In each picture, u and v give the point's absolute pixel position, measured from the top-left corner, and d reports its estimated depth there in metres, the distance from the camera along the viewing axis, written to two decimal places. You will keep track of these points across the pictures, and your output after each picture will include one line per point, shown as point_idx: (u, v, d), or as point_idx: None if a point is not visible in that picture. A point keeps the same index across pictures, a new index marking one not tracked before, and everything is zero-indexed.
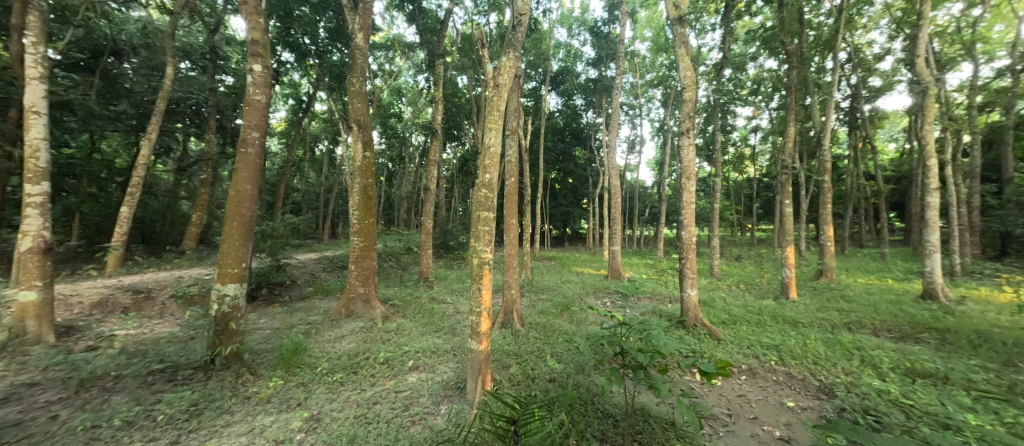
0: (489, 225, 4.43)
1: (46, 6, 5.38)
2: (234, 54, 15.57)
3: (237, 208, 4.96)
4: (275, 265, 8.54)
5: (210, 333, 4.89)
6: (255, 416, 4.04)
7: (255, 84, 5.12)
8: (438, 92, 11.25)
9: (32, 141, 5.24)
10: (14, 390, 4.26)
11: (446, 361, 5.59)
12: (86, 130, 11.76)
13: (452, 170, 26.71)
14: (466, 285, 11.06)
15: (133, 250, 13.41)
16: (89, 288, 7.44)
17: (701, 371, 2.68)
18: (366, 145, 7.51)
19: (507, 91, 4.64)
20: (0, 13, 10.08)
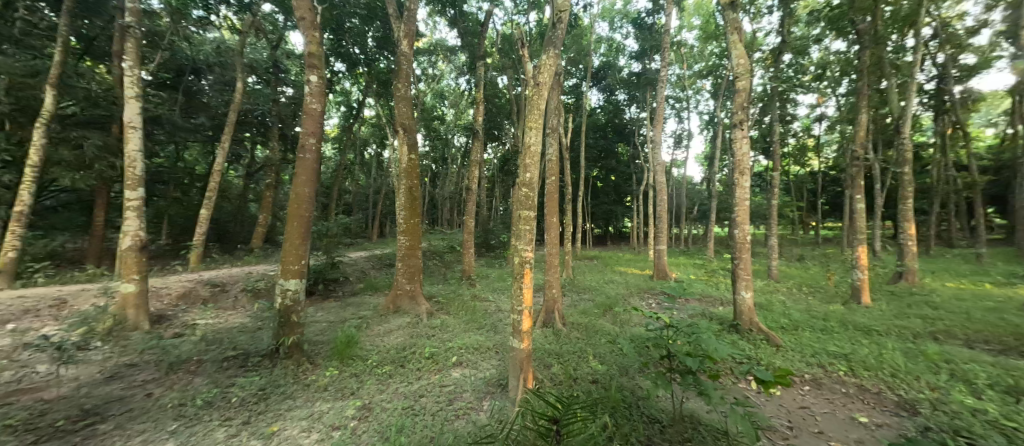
0: (530, 224, 4.41)
1: (140, 32, 6.10)
2: (293, 67, 16.84)
3: (297, 209, 5.35)
4: (329, 262, 9.13)
5: (275, 324, 5.32)
6: (314, 403, 4.35)
7: (312, 93, 5.49)
8: (479, 93, 11.43)
9: (130, 152, 5.99)
10: (120, 370, 4.93)
11: (488, 358, 5.67)
12: (172, 141, 13.28)
13: (493, 170, 27.06)
14: (508, 284, 11.15)
15: (211, 248, 14.98)
16: (176, 282, 8.40)
17: (757, 379, 2.46)
18: (411, 147, 7.79)
19: (547, 89, 4.59)
20: (105, 43, 11.65)
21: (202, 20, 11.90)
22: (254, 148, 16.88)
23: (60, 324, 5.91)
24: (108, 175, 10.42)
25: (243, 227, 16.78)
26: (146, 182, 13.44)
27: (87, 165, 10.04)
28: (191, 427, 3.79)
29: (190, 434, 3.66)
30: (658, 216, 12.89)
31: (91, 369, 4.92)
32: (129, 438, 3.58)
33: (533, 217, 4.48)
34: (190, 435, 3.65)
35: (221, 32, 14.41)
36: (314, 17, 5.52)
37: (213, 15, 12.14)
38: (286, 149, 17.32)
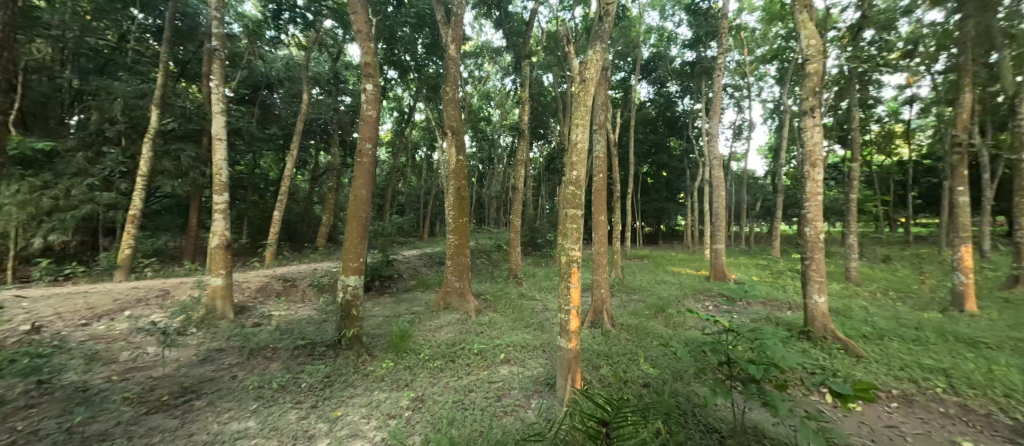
0: (577, 223, 4.32)
1: (223, 54, 6.83)
2: (351, 77, 18.01)
3: (356, 210, 5.70)
4: (384, 260, 9.66)
5: (338, 317, 5.72)
6: (373, 391, 4.63)
7: (368, 101, 5.83)
8: (525, 93, 11.49)
9: (218, 162, 6.74)
10: (211, 354, 5.59)
11: (536, 357, 5.69)
12: (250, 150, 14.79)
13: (539, 168, 27.04)
14: (555, 283, 11.10)
15: (282, 246, 16.52)
16: (255, 276, 9.36)
17: (832, 392, 2.17)
18: (459, 148, 8.01)
19: (594, 84, 4.48)
20: (196, 66, 13.25)
21: (273, 39, 13.13)
22: (317, 154, 18.29)
23: (165, 312, 6.82)
24: (199, 182, 11.84)
25: (309, 227, 18.27)
26: (230, 187, 15.10)
27: (184, 174, 11.48)
28: (268, 408, 4.21)
29: (267, 414, 4.07)
30: (716, 214, 12.14)
31: (188, 351, 5.63)
32: (219, 415, 4.06)
33: (580, 215, 4.41)
34: (267, 415, 4.05)
35: (290, 49, 15.78)
36: (369, 28, 5.84)
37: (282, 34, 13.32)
38: (345, 154, 18.56)
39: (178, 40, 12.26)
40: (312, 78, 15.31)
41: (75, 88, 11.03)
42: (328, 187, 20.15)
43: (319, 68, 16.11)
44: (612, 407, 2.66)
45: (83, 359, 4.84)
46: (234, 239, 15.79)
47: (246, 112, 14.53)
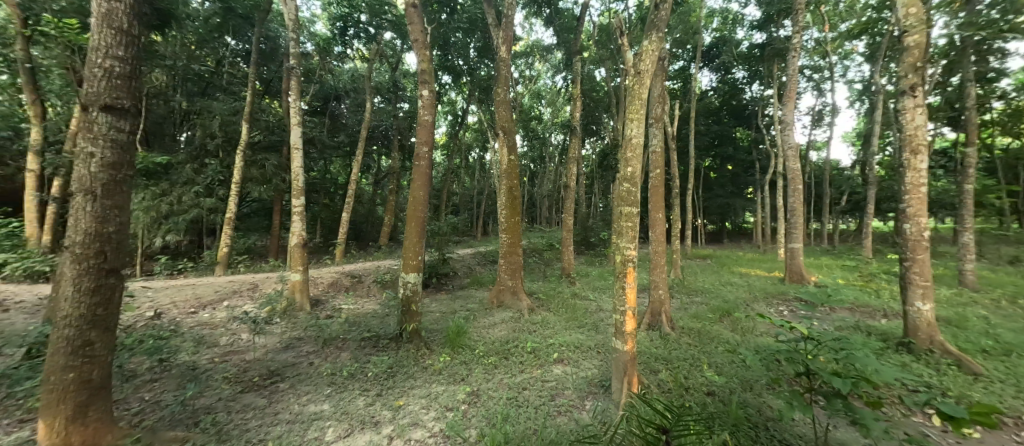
0: (631, 221, 4.15)
1: (298, 71, 7.52)
2: (409, 85, 18.98)
3: (415, 211, 5.99)
4: (441, 258, 10.07)
5: (399, 312, 6.06)
6: (431, 383, 4.85)
7: (424, 106, 6.10)
8: (577, 89, 11.32)
9: (295, 169, 7.45)
10: (291, 342, 6.20)
11: (590, 358, 5.58)
12: (322, 158, 16.21)
13: (592, 166, 26.53)
14: (610, 283, 10.83)
15: (350, 245, 17.92)
16: (327, 272, 10.27)
17: (939, 413, 1.80)
18: (511, 148, 8.09)
19: (649, 77, 4.27)
20: (276, 83, 14.79)
21: (341, 54, 14.25)
22: (379, 159, 19.54)
23: (255, 303, 7.72)
24: (280, 188, 13.20)
25: (373, 227, 19.58)
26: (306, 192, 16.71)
27: (268, 180, 12.90)
28: (339, 393, 4.58)
29: (339, 399, 4.43)
30: (792, 209, 11.06)
31: (273, 339, 6.30)
32: (299, 396, 4.50)
33: (636, 212, 4.22)
34: (339, 400, 4.42)
35: (355, 62, 17.03)
36: (425, 37, 6.10)
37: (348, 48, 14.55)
38: (404, 158, 19.60)
39: (263, 60, 13.94)
40: (374, 87, 16.42)
41: (182, 109, 12.85)
42: (389, 189, 21.44)
43: (381, 78, 17.20)
44: (672, 415, 2.49)
45: (193, 342, 5.64)
46: (309, 238, 17.89)
47: (318, 122, 15.93)
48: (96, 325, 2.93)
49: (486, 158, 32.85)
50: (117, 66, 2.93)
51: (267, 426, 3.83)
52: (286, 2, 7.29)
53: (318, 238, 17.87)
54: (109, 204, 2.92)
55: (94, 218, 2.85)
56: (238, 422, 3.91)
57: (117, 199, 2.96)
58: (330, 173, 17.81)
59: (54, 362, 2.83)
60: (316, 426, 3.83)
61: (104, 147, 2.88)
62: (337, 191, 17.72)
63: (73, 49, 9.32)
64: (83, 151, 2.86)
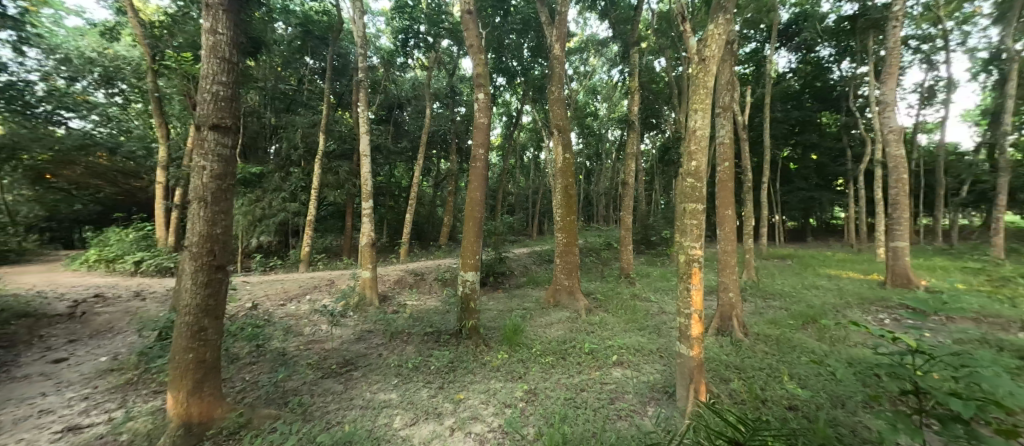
0: (697, 218, 3.87)
1: (366, 84, 8.09)
2: (466, 89, 19.63)
3: (472, 211, 6.15)
4: (498, 257, 10.28)
5: (459, 309, 6.28)
6: (489, 379, 4.97)
7: (480, 109, 6.25)
8: (634, 83, 10.87)
9: (364, 174, 8.02)
10: (363, 334, 6.72)
11: (652, 362, 5.33)
12: (387, 163, 17.31)
13: (652, 161, 25.37)
14: (674, 284, 10.29)
15: (414, 245, 18.97)
16: (394, 270, 10.97)
17: None
18: (565, 147, 8.00)
19: (716, 63, 3.94)
20: (346, 96, 16.11)
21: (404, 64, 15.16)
22: (438, 162, 20.42)
23: (332, 297, 8.48)
24: (351, 192, 14.37)
25: (434, 228, 20.52)
26: (374, 195, 18.00)
27: (341, 185, 14.10)
28: (406, 384, 4.87)
29: (405, 389, 4.71)
30: (893, 203, 9.63)
31: (348, 330, 6.87)
32: (370, 385, 4.86)
33: (703, 210, 3.91)
34: (405, 390, 4.69)
35: (416, 71, 17.99)
36: (480, 41, 6.24)
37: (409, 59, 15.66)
38: (461, 161, 20.27)
39: (336, 76, 15.29)
40: (434, 94, 17.25)
41: (269, 124, 14.52)
42: (448, 191, 22.32)
43: (439, 85, 18.01)
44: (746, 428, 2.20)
45: (282, 331, 6.35)
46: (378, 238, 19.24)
47: (383, 130, 17.07)
48: (208, 313, 3.41)
49: (541, 157, 32.84)
50: (220, 90, 3.39)
51: (344, 410, 4.19)
52: (355, 21, 7.87)
53: (385, 239, 19.16)
54: (216, 209, 3.37)
55: (205, 221, 3.31)
56: (320, 404, 4.32)
57: (222, 204, 3.41)
58: (395, 177, 18.99)
59: (178, 343, 3.36)
60: (385, 413, 4.11)
61: (212, 161, 3.35)
62: (400, 194, 18.86)
63: (187, 79, 11.00)
64: (198, 165, 3.35)
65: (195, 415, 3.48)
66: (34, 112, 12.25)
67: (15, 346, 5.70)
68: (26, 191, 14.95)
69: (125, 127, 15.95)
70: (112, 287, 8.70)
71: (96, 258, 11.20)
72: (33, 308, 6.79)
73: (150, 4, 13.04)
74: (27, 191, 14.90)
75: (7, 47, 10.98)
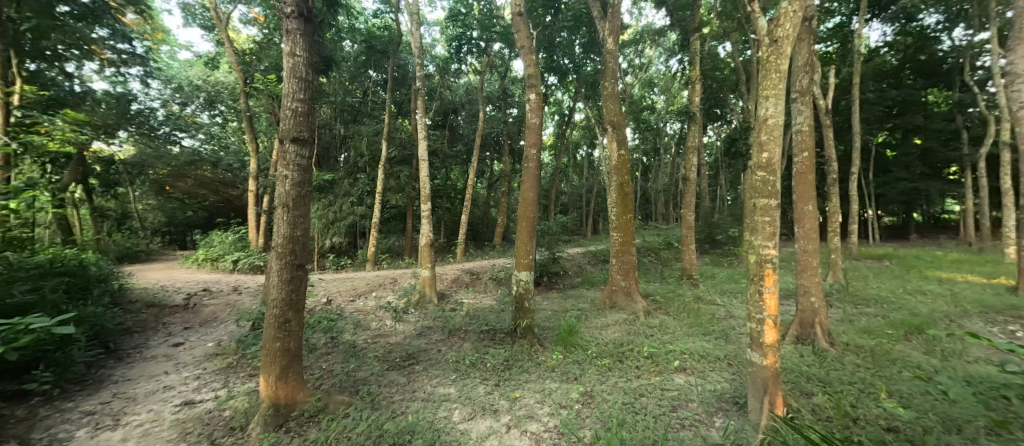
0: (769, 215, 3.50)
1: (423, 92, 8.45)
2: (517, 90, 19.84)
3: (525, 211, 6.18)
4: (551, 257, 10.25)
5: (513, 308, 6.34)
6: (545, 379, 4.96)
7: (531, 109, 6.26)
8: (696, 72, 10.23)
9: (422, 178, 8.38)
10: (423, 330, 7.07)
11: (719, 370, 4.96)
12: (443, 167, 17.99)
13: (717, 154, 23.64)
14: (744, 287, 9.49)
15: (470, 245, 19.55)
16: (453, 269, 11.38)
17: None
18: (620, 143, 7.76)
19: (791, 43, 3.53)
20: (405, 104, 17.03)
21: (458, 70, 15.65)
22: (491, 164, 20.81)
23: (395, 294, 9.02)
24: (410, 195, 15.18)
25: (488, 228, 20.95)
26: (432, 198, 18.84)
27: (402, 189, 14.98)
28: (463, 380, 5.04)
29: (463, 384, 4.87)
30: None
31: (409, 326, 7.26)
32: (431, 379, 5.10)
33: (778, 206, 3.53)
34: (463, 385, 4.86)
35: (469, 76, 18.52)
36: (531, 42, 6.26)
37: (462, 64, 16.37)
38: (514, 162, 20.45)
39: (396, 86, 16.27)
40: (487, 97, 17.70)
41: (339, 135, 15.82)
42: (501, 192, 22.62)
43: (492, 87, 18.42)
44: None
45: (353, 325, 6.90)
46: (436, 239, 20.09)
47: (440, 135, 17.76)
48: (291, 307, 3.80)
49: (594, 154, 32.11)
50: (299, 107, 3.75)
51: (408, 401, 4.44)
52: (412, 32, 8.24)
53: (443, 239, 19.96)
54: (296, 214, 3.73)
55: (287, 224, 3.69)
56: (386, 394, 4.62)
57: (301, 209, 3.77)
58: (451, 180, 19.68)
59: (268, 333, 3.79)
60: (445, 407, 4.28)
61: (292, 171, 3.72)
62: (456, 196, 19.51)
63: (272, 98, 12.38)
64: (282, 175, 3.74)
65: (281, 397, 3.89)
66: (161, 133, 15.24)
67: (146, 331, 6.80)
68: (151, 202, 17.72)
69: (223, 143, 18.39)
70: (215, 282, 10.06)
71: (203, 257, 13.00)
72: (159, 299, 8.07)
73: (241, 34, 14.86)
74: (152, 201, 17.61)
75: (136, 81, 13.30)
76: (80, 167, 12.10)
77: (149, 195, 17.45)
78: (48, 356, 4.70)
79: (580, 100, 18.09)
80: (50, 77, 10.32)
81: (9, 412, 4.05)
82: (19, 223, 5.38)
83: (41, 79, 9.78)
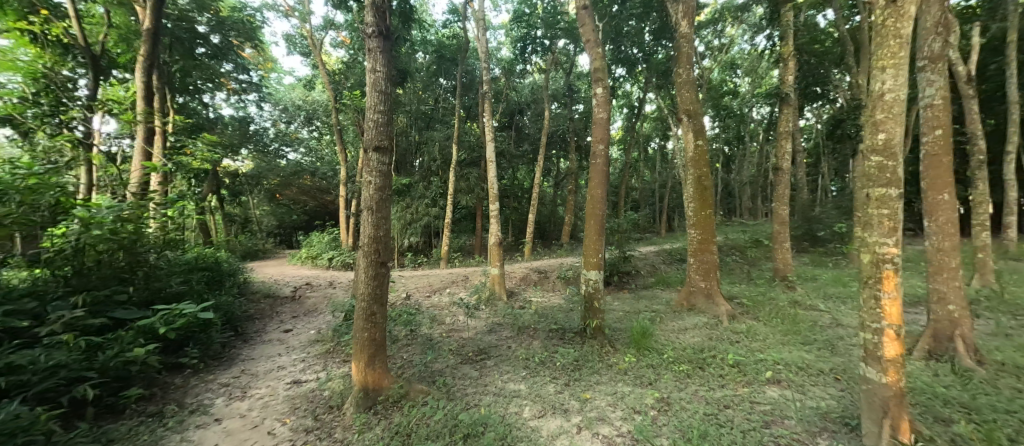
0: (888, 207, 2.90)
1: (490, 94, 8.64)
2: (583, 86, 19.49)
3: (593, 209, 6.01)
4: (622, 256, 9.91)
5: (583, 308, 6.23)
6: (617, 382, 4.80)
7: (598, 104, 6.10)
8: (788, 48, 9.12)
9: (491, 178, 8.59)
10: (494, 326, 7.30)
11: (822, 385, 4.35)
12: (510, 167, 18.28)
13: (817, 139, 20.69)
14: (855, 290, 8.19)
15: (538, 244, 19.65)
16: (521, 267, 11.53)
17: None
18: (697, 132, 7.23)
19: (918, 1, 2.92)
20: (472, 108, 17.70)
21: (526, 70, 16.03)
22: (557, 162, 20.65)
23: (467, 291, 9.41)
24: (479, 196, 15.75)
25: (555, 227, 20.83)
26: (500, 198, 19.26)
27: (472, 189, 15.60)
28: (533, 377, 5.09)
29: (533, 382, 4.92)
30: None
31: (481, 322, 7.55)
32: (502, 374, 5.24)
33: (902, 196, 2.90)
34: (533, 383, 4.91)
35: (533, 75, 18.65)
36: (597, 34, 6.09)
37: (527, 64, 16.73)
38: (580, 159, 20.05)
39: (464, 91, 16.99)
40: (552, 95, 17.75)
41: (415, 141, 16.60)
42: (568, 190, 22.33)
43: (557, 85, 18.37)
44: None
45: (429, 319, 7.38)
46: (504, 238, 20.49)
47: (506, 136, 18.08)
48: (375, 301, 4.16)
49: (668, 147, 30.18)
50: (380, 117, 4.10)
51: (480, 394, 4.61)
52: (479, 38, 8.45)
53: (511, 238, 20.33)
54: (379, 216, 4.08)
55: (372, 225, 4.06)
56: (460, 386, 4.85)
57: (383, 211, 4.10)
58: (518, 180, 19.89)
59: (358, 323, 4.20)
60: (515, 403, 4.36)
61: (375, 177, 4.07)
62: (523, 195, 19.71)
63: (357, 111, 13.73)
64: (367, 181, 4.11)
65: (370, 382, 4.28)
66: (272, 149, 18.59)
67: (263, 318, 7.99)
68: (266, 207, 20.31)
69: (319, 155, 20.83)
70: (314, 277, 11.43)
71: (305, 255, 14.88)
72: (273, 290, 9.44)
73: (332, 56, 16.69)
74: (266, 207, 20.25)
75: (253, 105, 15.68)
76: (215, 181, 14.64)
77: (263, 202, 20.08)
78: (196, 336, 5.80)
79: (651, 91, 17.20)
80: (193, 107, 12.66)
81: (171, 380, 5.07)
82: (177, 228, 6.66)
83: (187, 109, 12.13)
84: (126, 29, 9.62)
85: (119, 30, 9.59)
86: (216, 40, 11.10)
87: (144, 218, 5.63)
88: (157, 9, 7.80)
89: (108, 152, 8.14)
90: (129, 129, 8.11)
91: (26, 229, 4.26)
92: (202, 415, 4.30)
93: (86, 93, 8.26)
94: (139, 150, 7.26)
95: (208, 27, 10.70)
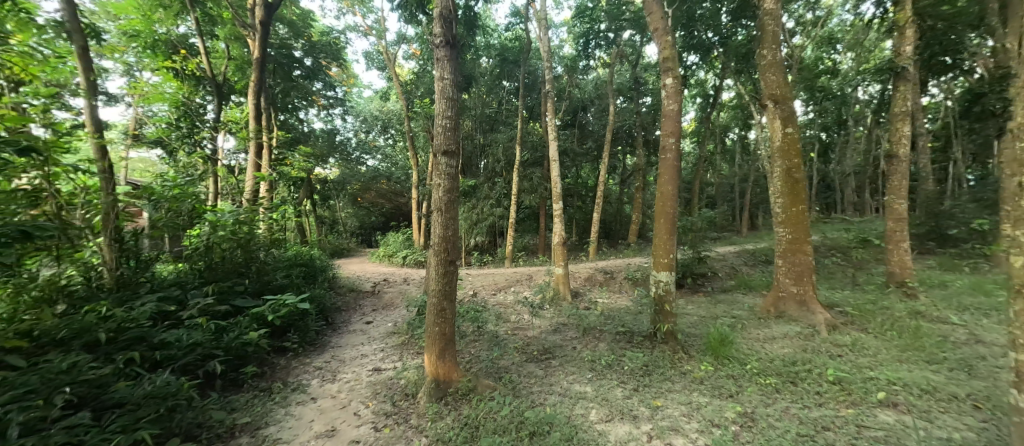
0: None
1: (552, 93, 8.55)
2: (651, 77, 18.58)
3: (663, 207, 5.67)
4: (696, 257, 9.25)
5: (652, 311, 5.94)
6: (692, 391, 4.50)
7: (668, 95, 5.77)
8: (904, 14, 7.76)
9: (554, 178, 8.55)
10: (559, 326, 7.27)
11: (956, 413, 3.62)
12: (573, 165, 18.00)
13: (947, 117, 17.37)
14: (1003, 301, 6.72)
15: (604, 244, 19.07)
16: (586, 268, 11.31)
17: None
18: (786, 120, 6.49)
19: None
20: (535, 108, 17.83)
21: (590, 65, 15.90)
22: (623, 158, 19.87)
23: (532, 290, 9.49)
24: (542, 195, 15.80)
25: (621, 226, 20.09)
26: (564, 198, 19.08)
27: (535, 189, 15.74)
28: (600, 380, 4.98)
29: (600, 384, 4.81)
30: None
31: (546, 321, 7.57)
32: (567, 375, 5.20)
33: None
34: (599, 385, 4.80)
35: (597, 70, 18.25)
36: (667, 22, 5.76)
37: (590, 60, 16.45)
38: (649, 154, 19.09)
39: (527, 92, 17.17)
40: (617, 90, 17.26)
41: (479, 144, 17.07)
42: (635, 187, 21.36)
43: (622, 79, 17.84)
44: None
45: (496, 316, 7.59)
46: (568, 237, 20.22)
47: (569, 134, 17.90)
48: (445, 297, 4.37)
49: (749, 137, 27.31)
50: (448, 123, 4.30)
51: (545, 393, 4.63)
52: (541, 38, 8.42)
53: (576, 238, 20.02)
54: (448, 216, 4.29)
55: (441, 225, 4.28)
56: (525, 384, 4.92)
57: (451, 212, 4.30)
58: (581, 178, 19.55)
59: (430, 317, 4.46)
60: (581, 404, 4.30)
61: (444, 179, 4.28)
62: (586, 194, 19.33)
63: (427, 118, 14.59)
64: (436, 183, 4.35)
65: (441, 374, 4.52)
66: (354, 157, 20.63)
67: (349, 310, 8.84)
68: (349, 210, 22.27)
69: (394, 161, 22.44)
70: (391, 274, 12.35)
71: (383, 254, 16.14)
72: (357, 285, 10.40)
73: (404, 68, 17.93)
74: (350, 210, 22.21)
75: (338, 118, 17.42)
76: (309, 187, 16.52)
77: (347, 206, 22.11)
78: (295, 324, 6.62)
79: (728, 76, 15.79)
80: (292, 123, 14.47)
81: (277, 361, 5.85)
82: (280, 229, 7.63)
83: (287, 125, 13.92)
84: (241, 60, 11.34)
85: (236, 61, 11.29)
86: (310, 63, 12.43)
87: (255, 221, 6.55)
88: (264, 41, 8.99)
89: (229, 166, 9.65)
90: (244, 145, 9.45)
91: (172, 231, 5.26)
92: (302, 392, 4.91)
93: (212, 116, 9.87)
94: (251, 164, 8.43)
95: (303, 51, 12.09)
